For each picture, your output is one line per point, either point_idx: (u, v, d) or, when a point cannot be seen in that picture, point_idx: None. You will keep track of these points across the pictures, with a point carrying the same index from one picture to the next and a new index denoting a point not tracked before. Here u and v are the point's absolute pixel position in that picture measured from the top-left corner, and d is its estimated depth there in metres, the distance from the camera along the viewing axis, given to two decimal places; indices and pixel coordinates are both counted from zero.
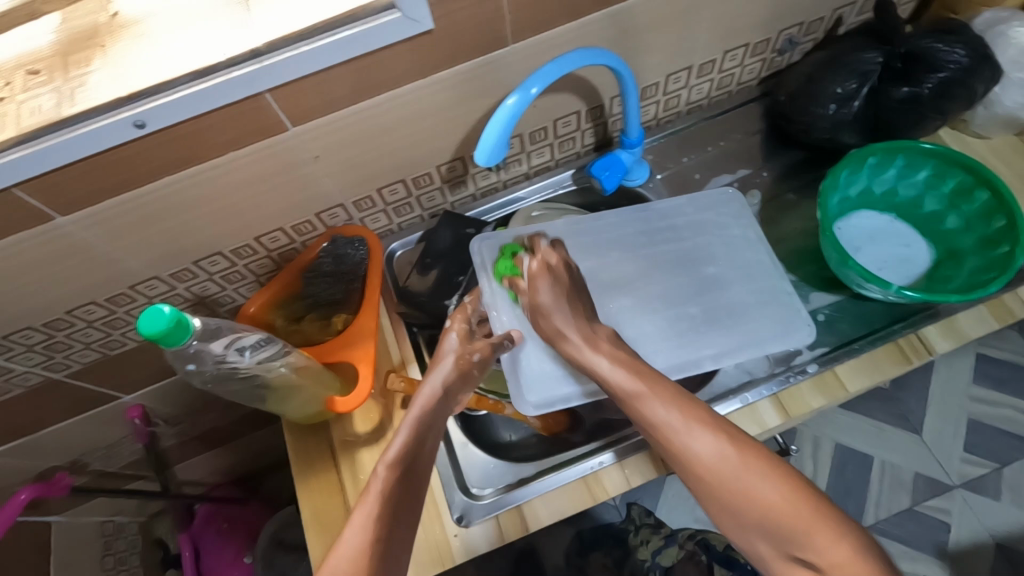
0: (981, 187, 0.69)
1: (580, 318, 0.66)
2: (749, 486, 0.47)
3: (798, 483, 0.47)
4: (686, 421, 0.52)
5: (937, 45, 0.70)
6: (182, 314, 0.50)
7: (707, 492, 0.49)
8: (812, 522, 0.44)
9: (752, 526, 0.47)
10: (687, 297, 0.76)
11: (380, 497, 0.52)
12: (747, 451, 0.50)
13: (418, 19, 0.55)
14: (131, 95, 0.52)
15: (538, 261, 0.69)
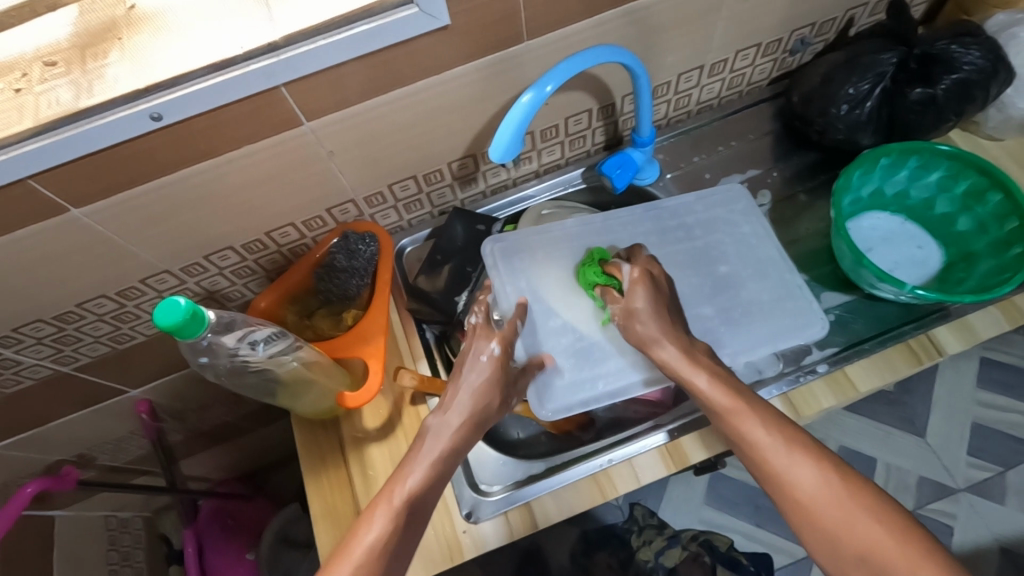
0: (994, 189, 0.69)
1: (676, 331, 0.64)
2: (853, 525, 0.50)
3: (902, 523, 0.49)
4: (788, 445, 0.55)
5: (953, 47, 0.70)
6: (198, 307, 0.50)
7: (805, 520, 0.52)
8: (921, 566, 0.47)
9: (851, 560, 0.49)
10: (704, 297, 0.75)
11: (392, 528, 0.53)
12: (852, 483, 0.52)
13: (435, 15, 0.55)
14: (148, 87, 0.53)
15: (640, 270, 0.67)
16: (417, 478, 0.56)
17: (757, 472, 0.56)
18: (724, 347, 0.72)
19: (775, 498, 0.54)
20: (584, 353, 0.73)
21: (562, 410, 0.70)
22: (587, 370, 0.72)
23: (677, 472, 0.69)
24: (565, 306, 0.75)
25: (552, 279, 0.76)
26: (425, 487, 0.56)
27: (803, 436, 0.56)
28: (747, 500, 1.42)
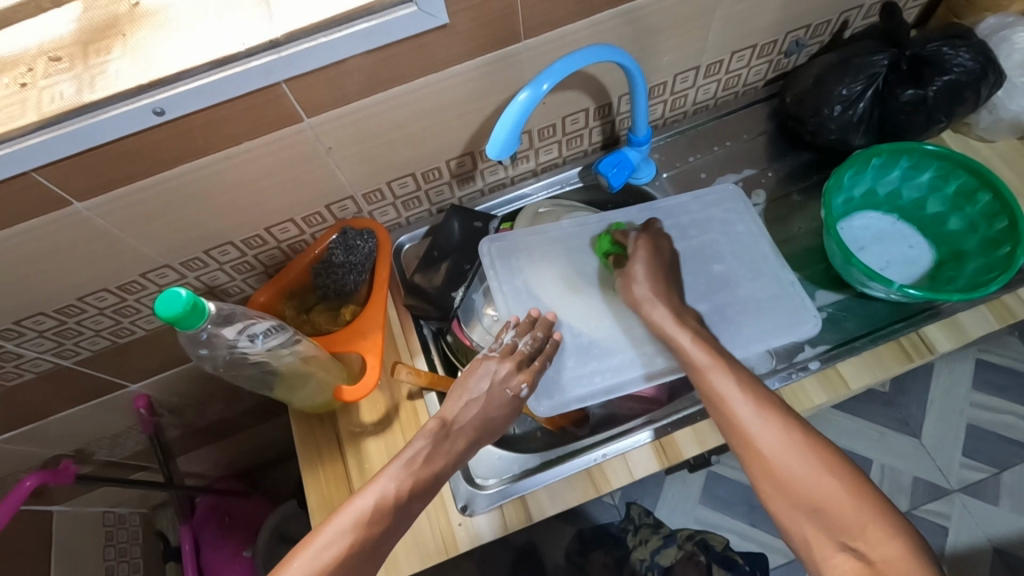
0: (984, 189, 0.70)
1: (670, 294, 0.70)
2: (808, 475, 0.53)
3: (860, 482, 0.52)
4: (758, 403, 0.58)
5: (944, 49, 0.71)
6: (198, 299, 0.51)
7: (764, 469, 0.55)
8: (872, 520, 0.49)
9: (803, 508, 0.52)
10: (697, 294, 0.76)
11: (362, 524, 0.54)
12: (815, 443, 0.55)
13: (435, 13, 0.56)
14: (151, 83, 0.53)
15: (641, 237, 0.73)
16: (392, 479, 0.57)
17: (726, 428, 0.59)
18: (718, 345, 0.73)
19: (738, 450, 0.58)
20: (584, 349, 0.74)
21: (557, 407, 0.70)
22: (587, 366, 0.73)
23: (670, 467, 0.70)
24: (562, 305, 0.75)
25: (547, 278, 0.77)
26: (407, 495, 0.57)
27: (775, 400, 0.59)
28: (742, 500, 1.43)
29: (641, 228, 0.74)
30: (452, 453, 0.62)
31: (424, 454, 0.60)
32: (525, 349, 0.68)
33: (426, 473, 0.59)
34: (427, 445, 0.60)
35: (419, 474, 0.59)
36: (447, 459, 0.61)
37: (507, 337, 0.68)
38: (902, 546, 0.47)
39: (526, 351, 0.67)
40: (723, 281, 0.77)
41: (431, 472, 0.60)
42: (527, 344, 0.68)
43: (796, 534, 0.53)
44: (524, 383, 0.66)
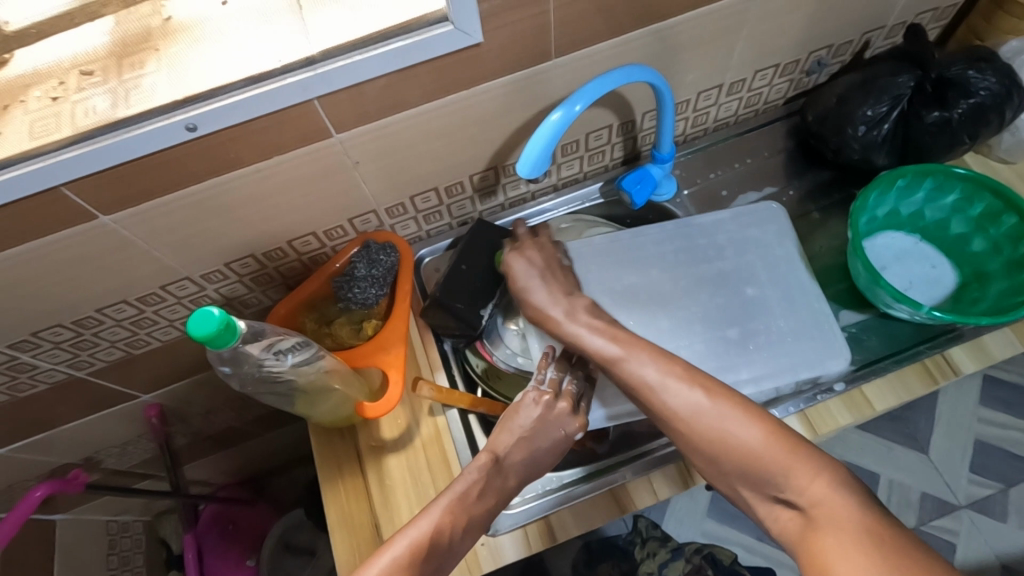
0: (1009, 212, 0.70)
1: (558, 293, 0.67)
2: (728, 437, 0.53)
3: (778, 428, 0.52)
4: (660, 375, 0.58)
5: (969, 72, 0.71)
6: (231, 317, 0.50)
7: (691, 442, 0.55)
8: (791, 464, 0.50)
9: (733, 469, 0.53)
10: (724, 309, 0.75)
11: (416, 563, 0.52)
12: (726, 401, 0.55)
13: (469, 32, 0.56)
14: (186, 99, 0.53)
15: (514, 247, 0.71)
16: (444, 512, 0.57)
17: (646, 406, 0.59)
18: (743, 363, 0.72)
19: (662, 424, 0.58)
20: None
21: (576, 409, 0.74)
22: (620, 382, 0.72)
23: (694, 487, 0.70)
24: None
25: None
26: (458, 531, 0.57)
27: (689, 371, 0.58)
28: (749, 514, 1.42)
29: (516, 235, 0.72)
30: (504, 489, 0.62)
31: (477, 489, 0.60)
32: (569, 386, 0.67)
33: (479, 508, 0.60)
34: (479, 479, 0.60)
35: (473, 510, 0.59)
36: (499, 495, 0.62)
37: (548, 373, 0.67)
38: (830, 489, 0.48)
39: (572, 390, 0.66)
40: (749, 295, 0.76)
41: (478, 507, 0.60)
42: (571, 384, 0.67)
43: (736, 495, 0.54)
44: (579, 428, 0.66)
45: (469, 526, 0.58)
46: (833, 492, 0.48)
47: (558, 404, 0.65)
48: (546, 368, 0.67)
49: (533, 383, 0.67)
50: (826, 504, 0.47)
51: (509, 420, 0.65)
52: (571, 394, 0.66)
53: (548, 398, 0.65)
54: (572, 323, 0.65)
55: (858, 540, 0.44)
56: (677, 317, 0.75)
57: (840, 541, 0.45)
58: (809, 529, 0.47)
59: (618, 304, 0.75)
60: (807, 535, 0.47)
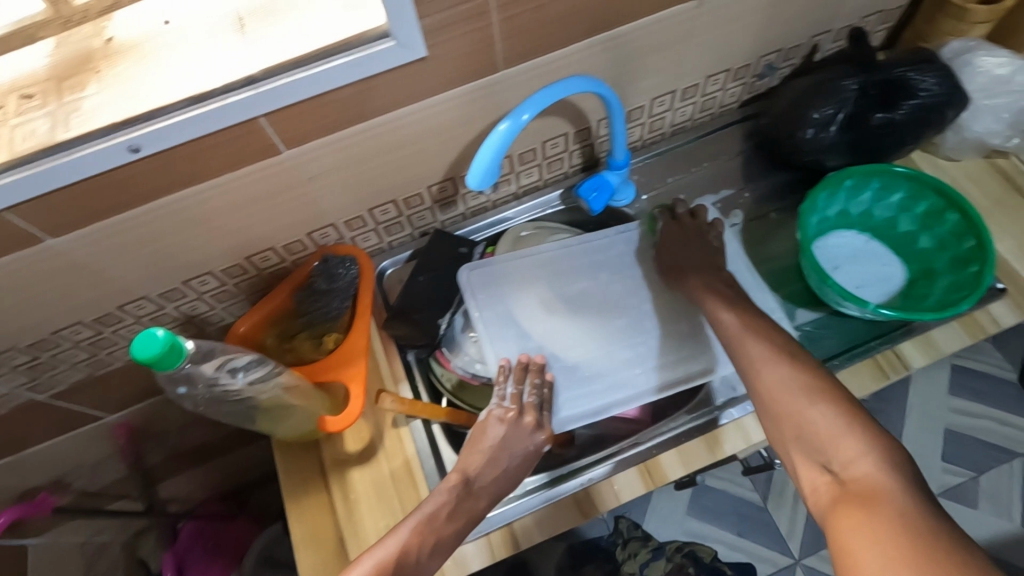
0: (951, 209, 0.72)
1: (708, 265, 0.74)
2: (793, 405, 0.56)
3: (845, 405, 0.54)
4: (749, 339, 0.63)
5: (910, 73, 0.72)
6: (176, 338, 0.50)
7: (762, 403, 0.59)
8: (847, 436, 0.52)
9: (791, 434, 0.56)
10: (679, 314, 0.78)
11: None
12: (805, 369, 0.58)
13: (412, 47, 0.56)
14: (127, 120, 0.53)
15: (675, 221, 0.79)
16: (413, 532, 0.56)
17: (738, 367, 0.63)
18: (697, 364, 0.75)
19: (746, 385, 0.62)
20: (571, 371, 0.73)
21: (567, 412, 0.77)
22: (582, 385, 0.72)
23: (655, 489, 0.70)
24: (542, 327, 0.75)
25: (529, 303, 0.76)
26: (427, 551, 0.55)
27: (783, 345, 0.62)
28: (730, 512, 1.44)
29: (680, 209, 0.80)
30: (474, 512, 0.60)
31: (447, 509, 0.58)
32: (531, 397, 0.66)
33: (449, 529, 0.58)
34: (449, 500, 0.59)
35: (442, 531, 0.57)
36: (471, 515, 0.60)
37: (508, 388, 0.67)
38: (875, 466, 0.49)
39: (533, 402, 0.66)
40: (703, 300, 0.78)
41: (452, 526, 0.58)
42: (531, 395, 0.66)
43: (788, 463, 0.56)
44: (547, 441, 0.65)
45: (438, 546, 0.56)
46: (876, 470, 0.49)
47: (524, 419, 0.64)
48: (506, 383, 0.67)
49: (495, 402, 0.66)
50: (863, 478, 0.49)
51: (474, 441, 0.64)
52: (534, 405, 0.66)
53: (513, 414, 0.64)
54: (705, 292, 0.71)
55: (879, 515, 0.45)
56: (638, 321, 0.77)
57: (859, 513, 0.46)
58: (834, 505, 0.49)
59: (576, 310, 0.76)
60: (836, 506, 0.49)
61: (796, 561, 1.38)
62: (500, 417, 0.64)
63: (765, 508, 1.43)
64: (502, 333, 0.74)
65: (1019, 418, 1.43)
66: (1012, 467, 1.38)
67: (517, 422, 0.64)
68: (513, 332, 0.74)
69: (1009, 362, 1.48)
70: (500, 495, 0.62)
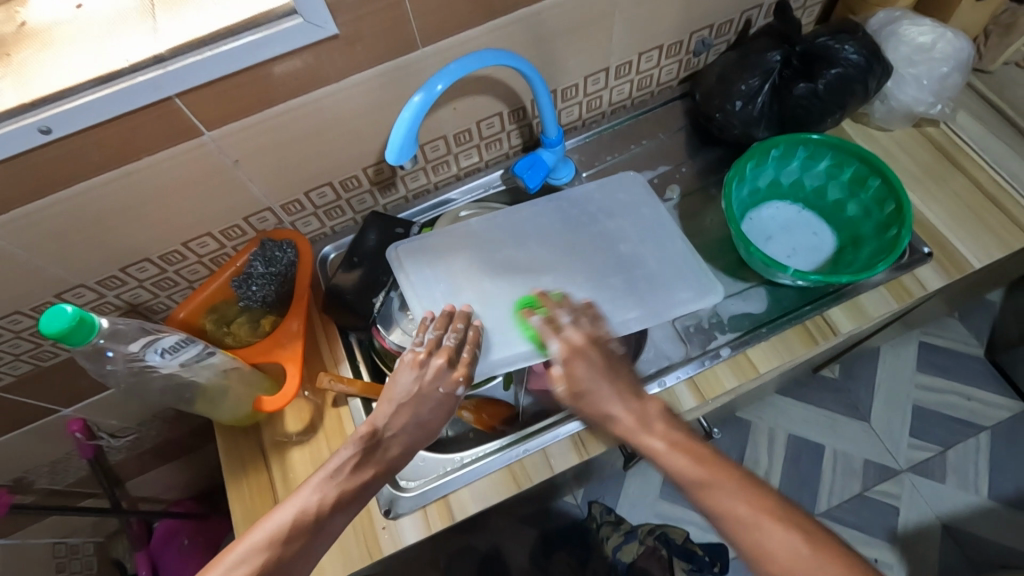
0: (874, 175, 0.74)
1: (626, 395, 0.60)
2: None
3: None
4: (757, 514, 0.50)
5: (831, 44, 0.74)
6: (86, 312, 0.52)
7: None
8: None
9: None
10: (607, 272, 0.78)
11: (275, 543, 0.52)
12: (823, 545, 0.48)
13: (321, 24, 0.57)
14: (36, 103, 0.54)
15: (563, 343, 0.64)
16: (330, 497, 0.56)
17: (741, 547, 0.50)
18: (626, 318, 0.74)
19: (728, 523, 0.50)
20: (500, 323, 0.73)
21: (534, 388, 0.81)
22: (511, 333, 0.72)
23: (589, 459, 0.71)
24: (473, 289, 0.76)
25: (458, 272, 0.77)
26: (328, 508, 0.55)
27: (776, 498, 0.51)
28: None
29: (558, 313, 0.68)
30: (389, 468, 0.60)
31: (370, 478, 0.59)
32: (450, 341, 0.66)
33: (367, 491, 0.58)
34: (372, 463, 0.59)
35: (359, 494, 0.57)
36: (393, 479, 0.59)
37: (427, 335, 0.67)
38: None
39: (450, 345, 0.66)
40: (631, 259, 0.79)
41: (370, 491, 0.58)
42: (451, 338, 0.67)
43: None
44: (458, 380, 0.64)
45: (341, 502, 0.56)
46: None
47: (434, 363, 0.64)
48: (426, 332, 0.68)
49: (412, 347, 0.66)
50: None
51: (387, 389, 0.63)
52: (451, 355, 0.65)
53: (423, 355, 0.64)
54: (648, 435, 0.57)
55: None
56: (566, 279, 0.77)
57: None
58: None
59: (503, 273, 0.77)
60: None
61: None
62: (408, 358, 0.64)
63: None
64: (432, 294, 0.75)
65: (985, 392, 1.44)
66: (978, 441, 1.39)
67: (430, 367, 0.63)
68: (442, 292, 0.75)
69: (975, 337, 1.49)
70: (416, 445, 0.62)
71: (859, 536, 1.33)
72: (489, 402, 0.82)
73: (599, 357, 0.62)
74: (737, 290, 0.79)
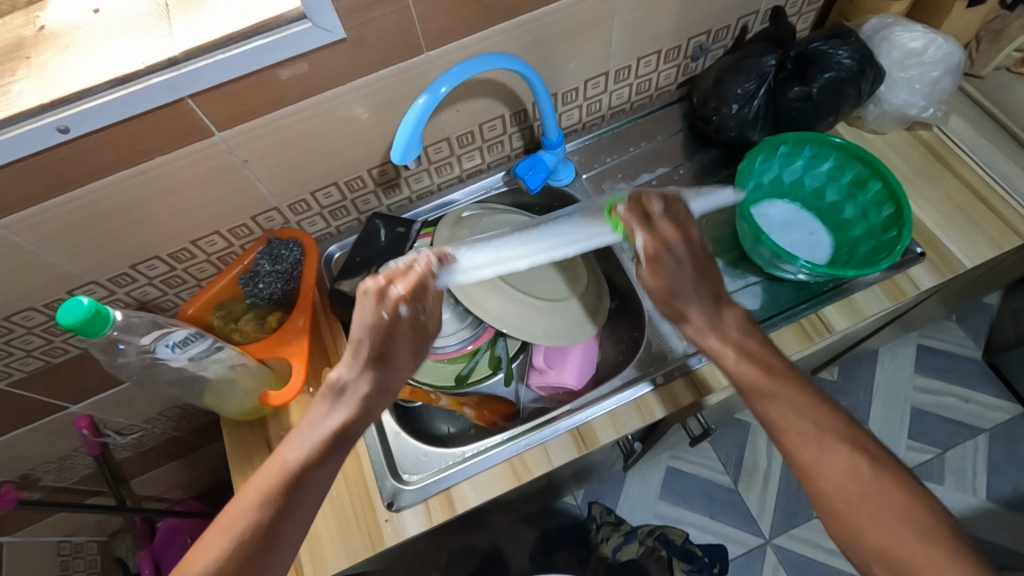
0: (875, 178, 0.77)
1: (705, 296, 0.64)
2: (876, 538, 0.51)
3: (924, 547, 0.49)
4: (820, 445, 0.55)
5: (825, 48, 0.76)
6: (102, 306, 0.55)
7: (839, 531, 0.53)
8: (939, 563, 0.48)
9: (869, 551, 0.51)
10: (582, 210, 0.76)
11: (262, 503, 0.53)
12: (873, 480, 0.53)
13: (330, 28, 0.59)
14: (54, 103, 0.56)
15: (653, 238, 0.64)
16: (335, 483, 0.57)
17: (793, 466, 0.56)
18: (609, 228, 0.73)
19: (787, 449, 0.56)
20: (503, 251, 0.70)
21: (534, 385, 0.83)
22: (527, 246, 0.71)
23: (588, 453, 0.73)
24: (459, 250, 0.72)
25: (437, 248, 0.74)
26: (309, 462, 0.55)
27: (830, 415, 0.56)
28: (700, 494, 1.39)
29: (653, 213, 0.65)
30: None
31: None
32: (402, 267, 0.61)
33: None
34: None
35: None
36: None
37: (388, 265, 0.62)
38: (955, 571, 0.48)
39: (401, 270, 0.61)
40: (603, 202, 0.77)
41: None
42: (405, 264, 0.61)
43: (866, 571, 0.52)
44: (399, 301, 0.58)
45: (324, 455, 0.56)
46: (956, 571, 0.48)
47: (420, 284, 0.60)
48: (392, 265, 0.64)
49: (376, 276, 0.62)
50: None
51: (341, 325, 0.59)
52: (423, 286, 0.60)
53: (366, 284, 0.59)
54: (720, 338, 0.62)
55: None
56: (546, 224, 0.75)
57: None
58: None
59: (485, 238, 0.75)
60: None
61: (766, 542, 1.33)
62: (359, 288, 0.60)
63: (735, 490, 1.38)
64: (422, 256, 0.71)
65: (982, 394, 1.45)
66: (976, 443, 1.40)
67: (374, 290, 0.58)
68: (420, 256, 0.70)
69: (972, 340, 1.51)
70: (390, 389, 0.59)
71: None
72: (489, 399, 0.84)
73: (687, 251, 0.64)
74: (739, 286, 0.80)
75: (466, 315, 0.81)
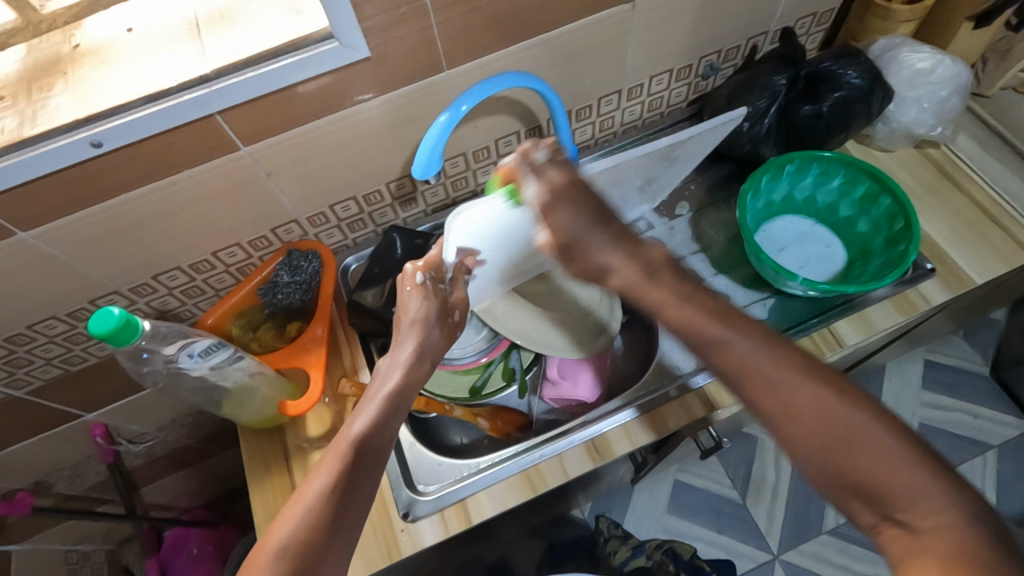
0: (885, 193, 0.78)
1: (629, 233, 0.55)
2: None
3: None
4: None
5: (835, 67, 0.78)
6: (131, 316, 0.56)
7: None
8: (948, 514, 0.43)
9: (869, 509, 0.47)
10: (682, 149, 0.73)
11: (336, 466, 0.52)
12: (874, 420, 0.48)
13: (355, 47, 0.61)
14: (88, 118, 0.58)
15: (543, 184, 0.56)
16: None
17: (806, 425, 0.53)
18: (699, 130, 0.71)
19: None
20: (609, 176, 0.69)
21: (548, 398, 0.84)
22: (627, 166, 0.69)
23: (603, 464, 0.73)
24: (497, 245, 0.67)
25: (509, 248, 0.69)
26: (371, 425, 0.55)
27: None
28: (708, 507, 1.38)
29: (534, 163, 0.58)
30: None
31: None
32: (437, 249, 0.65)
33: None
34: None
35: None
36: None
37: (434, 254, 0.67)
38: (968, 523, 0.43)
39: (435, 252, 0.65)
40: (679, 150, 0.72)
41: None
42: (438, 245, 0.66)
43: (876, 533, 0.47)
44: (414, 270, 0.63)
45: (383, 419, 0.56)
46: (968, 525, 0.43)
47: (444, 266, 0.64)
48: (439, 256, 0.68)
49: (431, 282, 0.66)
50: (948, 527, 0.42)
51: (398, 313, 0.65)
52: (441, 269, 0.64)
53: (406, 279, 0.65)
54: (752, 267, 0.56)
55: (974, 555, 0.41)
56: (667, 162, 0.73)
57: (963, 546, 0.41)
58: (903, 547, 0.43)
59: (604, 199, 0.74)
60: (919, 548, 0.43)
61: (775, 557, 1.32)
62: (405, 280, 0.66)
63: (744, 504, 1.38)
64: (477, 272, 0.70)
65: (991, 410, 1.45)
66: (986, 458, 1.39)
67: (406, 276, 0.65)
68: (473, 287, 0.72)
69: (980, 355, 1.51)
70: (427, 353, 0.61)
71: (869, 554, 1.31)
72: (503, 410, 0.85)
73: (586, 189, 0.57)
74: (752, 300, 0.81)
75: (482, 328, 0.81)
